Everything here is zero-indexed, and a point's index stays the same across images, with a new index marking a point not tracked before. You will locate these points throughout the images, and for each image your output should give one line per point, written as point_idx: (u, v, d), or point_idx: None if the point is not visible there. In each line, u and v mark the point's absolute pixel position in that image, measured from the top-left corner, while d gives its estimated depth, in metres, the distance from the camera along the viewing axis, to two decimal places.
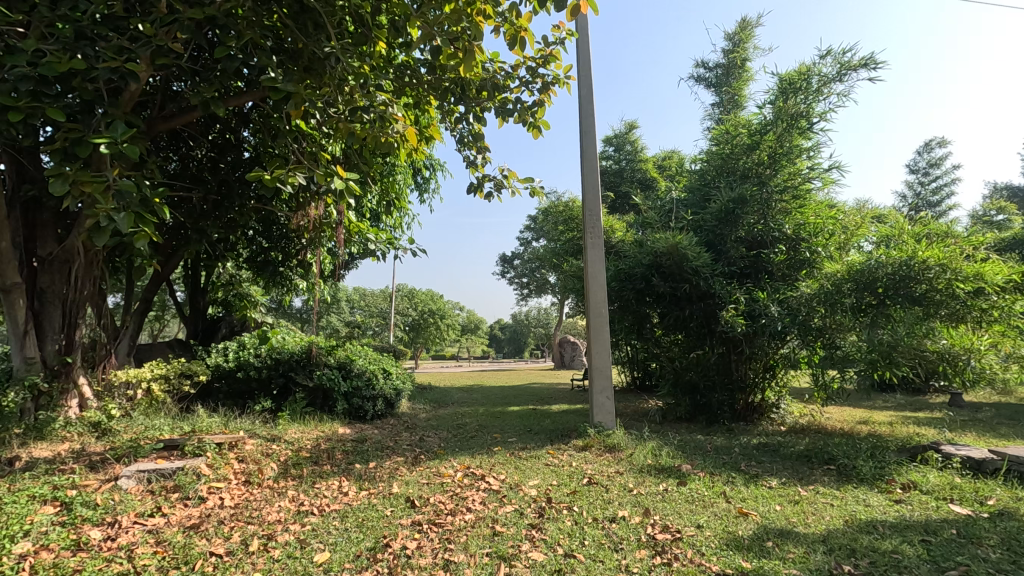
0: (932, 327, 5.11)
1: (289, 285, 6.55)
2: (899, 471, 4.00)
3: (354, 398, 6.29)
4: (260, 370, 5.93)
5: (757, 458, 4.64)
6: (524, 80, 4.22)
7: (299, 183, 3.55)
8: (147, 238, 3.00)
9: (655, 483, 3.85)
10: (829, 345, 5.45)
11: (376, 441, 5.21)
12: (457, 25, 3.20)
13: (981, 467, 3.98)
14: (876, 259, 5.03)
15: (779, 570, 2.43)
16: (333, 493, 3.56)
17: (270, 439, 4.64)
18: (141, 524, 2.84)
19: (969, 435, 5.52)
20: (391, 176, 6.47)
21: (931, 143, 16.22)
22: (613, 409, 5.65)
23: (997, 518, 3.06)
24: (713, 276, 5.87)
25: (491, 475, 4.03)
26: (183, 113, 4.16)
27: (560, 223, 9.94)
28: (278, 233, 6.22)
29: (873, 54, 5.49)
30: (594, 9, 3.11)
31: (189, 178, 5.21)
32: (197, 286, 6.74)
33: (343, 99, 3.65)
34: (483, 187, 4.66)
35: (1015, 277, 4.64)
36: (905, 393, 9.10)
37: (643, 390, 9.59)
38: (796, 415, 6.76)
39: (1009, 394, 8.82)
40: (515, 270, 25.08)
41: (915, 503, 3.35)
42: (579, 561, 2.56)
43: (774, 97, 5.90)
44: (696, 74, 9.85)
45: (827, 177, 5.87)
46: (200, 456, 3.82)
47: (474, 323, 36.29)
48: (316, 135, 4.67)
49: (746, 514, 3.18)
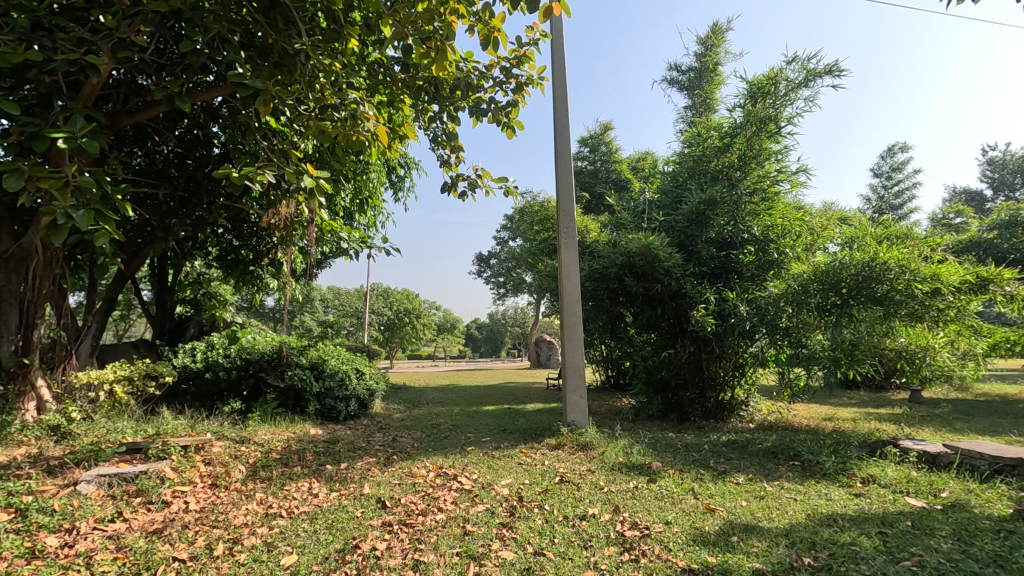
0: (892, 327, 5.30)
1: (260, 284, 6.42)
2: (859, 466, 4.13)
3: (327, 398, 6.22)
4: (229, 371, 5.82)
5: (725, 454, 4.75)
6: (498, 80, 4.21)
7: (268, 182, 3.46)
8: (108, 236, 2.91)
9: (626, 481, 3.90)
10: (795, 344, 5.59)
11: (349, 441, 5.19)
12: (430, 24, 3.17)
13: (935, 462, 4.12)
14: (841, 260, 5.17)
15: (743, 564, 2.50)
16: (303, 495, 3.52)
17: (240, 441, 4.57)
18: (101, 530, 2.77)
19: (926, 431, 5.72)
20: (364, 174, 6.43)
21: (894, 147, 16.77)
22: (586, 407, 5.69)
23: (950, 510, 3.19)
24: (684, 276, 5.96)
25: (464, 475, 4.02)
26: (148, 107, 4.03)
27: (536, 222, 9.98)
28: (248, 231, 5.99)
29: (837, 61, 5.66)
30: (568, 11, 3.12)
31: (155, 175, 5.07)
32: (163, 285, 6.56)
33: (313, 96, 3.61)
34: (457, 187, 4.63)
35: (970, 278, 4.83)
36: (869, 389, 9.43)
37: (617, 389, 9.63)
38: (764, 412, 6.92)
39: (967, 390, 9.16)
40: (490, 269, 25.01)
41: (873, 497, 3.47)
42: (548, 559, 2.59)
43: (744, 101, 6.03)
44: (668, 77, 10.00)
45: (795, 179, 6.01)
46: (164, 459, 3.74)
47: (450, 323, 36.14)
48: (288, 132, 4.59)
49: (713, 510, 3.25)
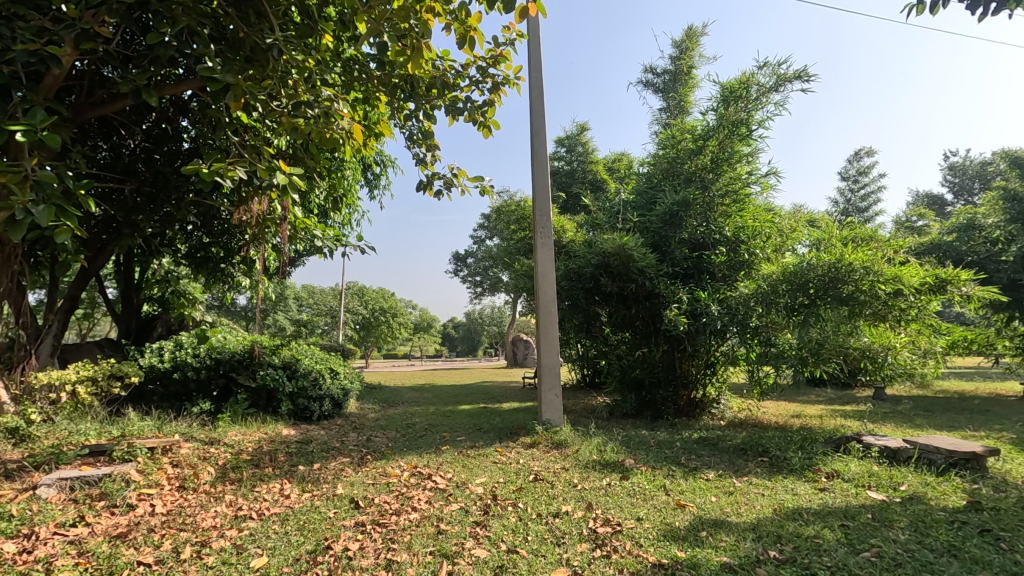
0: (857, 326, 5.46)
1: (232, 282, 6.30)
2: (824, 461, 4.26)
3: (300, 398, 6.14)
4: (198, 371, 5.69)
5: (697, 452, 4.84)
6: (474, 80, 4.20)
7: (240, 178, 3.34)
8: (70, 233, 2.81)
9: (599, 478, 3.95)
10: (764, 343, 5.72)
11: (323, 441, 5.14)
12: (405, 21, 3.13)
13: (896, 456, 4.28)
14: (808, 261, 5.30)
15: (711, 558, 2.55)
16: (274, 496, 3.47)
17: (209, 442, 4.48)
18: (61, 535, 2.69)
19: (888, 427, 5.94)
20: (338, 171, 6.36)
21: (861, 152, 17.27)
22: (561, 406, 5.72)
23: (908, 502, 3.31)
24: (658, 277, 6.06)
25: (438, 475, 4.00)
26: (113, 100, 3.91)
27: (513, 221, 9.98)
28: (219, 228, 5.84)
29: (806, 67, 5.81)
30: (544, 12, 3.13)
31: (121, 169, 4.94)
32: (130, 283, 6.29)
33: (286, 92, 3.56)
34: (432, 185, 4.60)
35: (929, 280, 5.02)
36: (835, 387, 9.72)
37: (592, 387, 9.73)
38: (735, 410, 7.07)
39: (926, 387, 9.51)
40: (467, 268, 24.97)
41: (837, 491, 3.58)
42: (521, 557, 2.61)
43: (717, 104, 6.12)
44: (643, 78, 10.11)
45: (765, 182, 6.16)
46: (129, 461, 3.65)
47: (426, 323, 35.91)
48: (260, 128, 4.50)
49: (684, 505, 3.31)
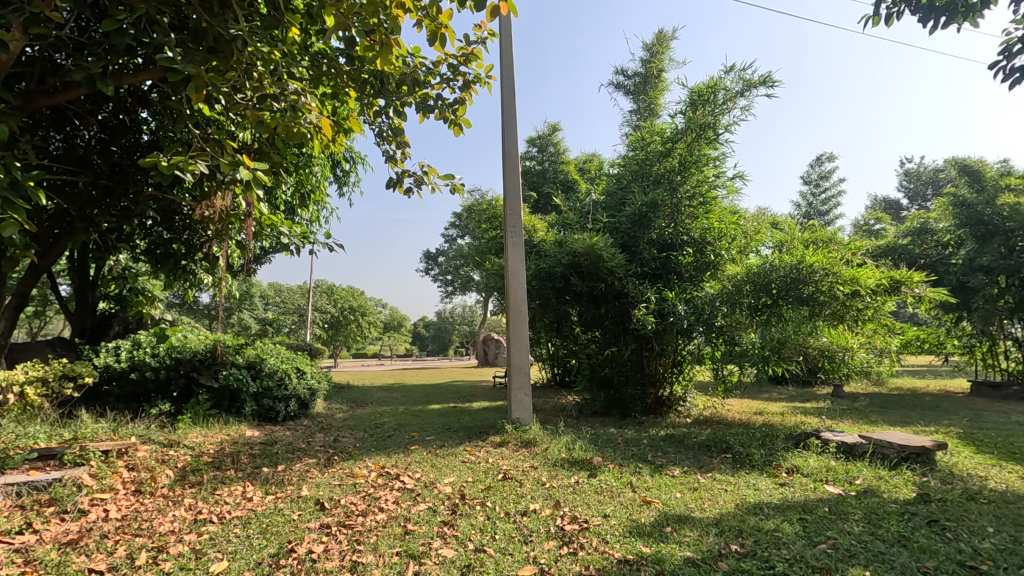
0: (817, 326, 5.61)
1: (193, 280, 6.09)
2: (784, 457, 4.38)
3: (265, 398, 6.01)
4: (157, 371, 5.51)
5: (662, 449, 4.92)
6: (445, 77, 4.16)
7: (201, 172, 3.21)
8: (16, 228, 2.67)
9: (568, 476, 3.99)
10: (729, 341, 5.86)
11: (288, 442, 5.02)
12: (374, 16, 3.06)
13: (852, 451, 4.42)
14: (771, 263, 5.43)
15: (675, 553, 2.60)
16: (236, 499, 3.39)
17: (167, 445, 4.34)
18: (7, 543, 2.57)
19: (844, 423, 6.16)
20: (306, 167, 6.24)
21: (822, 157, 17.86)
22: (531, 405, 5.74)
23: (862, 495, 3.44)
24: (626, 277, 6.15)
25: (406, 475, 3.97)
26: (66, 88, 3.73)
27: (484, 221, 9.98)
28: (180, 224, 5.61)
29: (771, 73, 5.95)
30: (515, 12, 3.11)
31: (75, 161, 4.73)
32: (85, 280, 6.06)
33: (251, 85, 3.46)
34: (402, 183, 4.49)
35: (884, 281, 5.21)
36: (797, 384, 10.04)
37: (562, 386, 9.82)
38: (700, 407, 7.22)
39: (882, 383, 9.91)
40: (439, 268, 24.83)
41: (797, 485, 3.70)
42: (488, 556, 2.60)
43: (685, 107, 6.21)
44: (614, 80, 10.21)
45: (731, 185, 6.31)
46: (81, 465, 3.52)
47: (397, 322, 35.72)
48: (223, 121, 4.36)
49: (649, 502, 3.36)
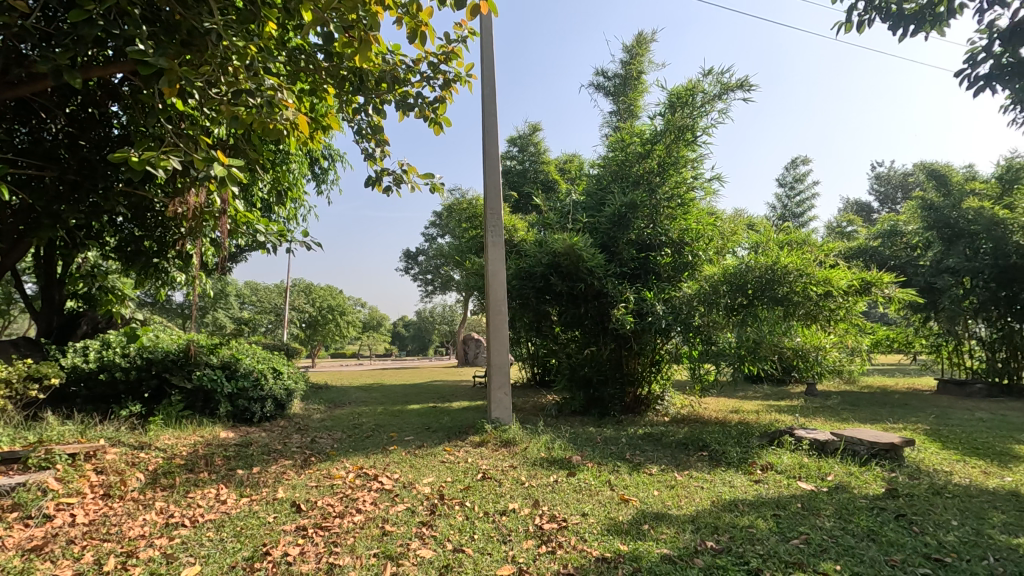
0: (791, 326, 5.72)
1: (166, 278, 5.95)
2: (759, 454, 4.46)
3: (239, 399, 5.91)
4: (128, 371, 5.37)
5: (641, 447, 4.97)
6: (425, 75, 4.12)
7: (174, 168, 3.12)
8: None
9: (547, 475, 4.00)
10: (706, 341, 5.93)
11: (263, 444, 4.93)
12: (353, 13, 3.00)
13: (824, 449, 4.50)
14: (746, 264, 5.51)
15: (652, 551, 2.62)
16: (209, 502, 3.32)
17: (138, 447, 4.24)
18: None
19: (817, 420, 6.29)
20: (283, 164, 6.15)
21: (796, 160, 18.23)
22: (510, 404, 5.74)
23: (834, 491, 3.52)
24: (606, 276, 6.19)
25: (384, 475, 3.95)
26: (31, 80, 3.60)
27: (464, 220, 9.95)
28: (152, 221, 5.47)
29: (747, 77, 6.05)
30: (496, 12, 3.09)
31: (42, 155, 4.58)
32: (52, 278, 5.88)
33: (226, 80, 3.38)
34: (382, 182, 4.40)
35: (856, 282, 5.33)
36: (771, 383, 10.23)
37: (542, 385, 9.85)
38: (678, 406, 7.30)
39: (853, 382, 10.16)
40: (419, 267, 24.70)
41: (771, 482, 3.77)
42: (467, 556, 2.60)
43: (664, 109, 6.27)
44: (594, 81, 10.28)
45: (708, 187, 6.40)
46: (47, 469, 3.41)
47: (376, 322, 35.44)
48: (197, 116, 4.26)
49: (627, 500, 3.39)
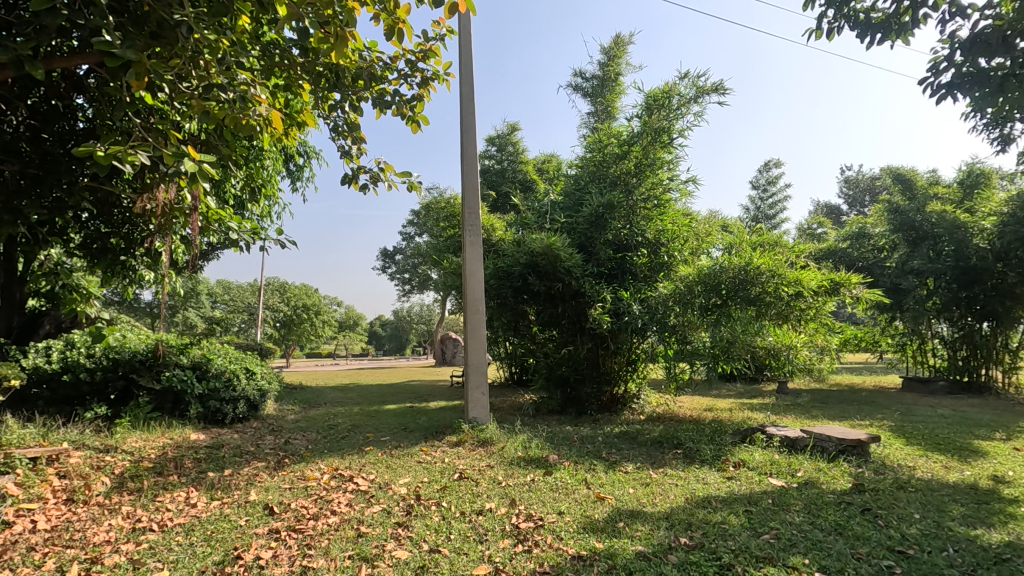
0: (763, 326, 5.83)
1: (134, 276, 5.79)
2: (732, 451, 4.55)
3: (211, 400, 5.79)
4: (93, 372, 5.21)
5: (617, 446, 5.02)
6: (403, 73, 4.08)
7: (142, 164, 3.03)
8: None
9: (523, 474, 4.00)
10: (681, 340, 6.02)
11: (236, 445, 4.83)
12: (328, 8, 2.96)
13: (794, 445, 4.61)
14: (720, 264, 5.61)
15: (626, 548, 2.65)
16: (178, 506, 3.25)
17: (104, 450, 4.12)
18: None
19: (788, 418, 6.44)
20: (257, 161, 6.03)
21: (769, 163, 18.60)
22: (487, 404, 5.74)
23: (803, 487, 3.61)
24: (583, 276, 6.23)
25: (360, 476, 3.92)
26: None
27: (442, 219, 9.91)
28: (120, 218, 5.31)
29: (722, 80, 6.15)
30: (474, 11, 3.08)
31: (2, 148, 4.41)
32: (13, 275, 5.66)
33: (197, 73, 3.29)
34: (358, 179, 4.36)
35: (825, 283, 5.46)
36: (744, 381, 10.43)
37: (520, 385, 9.87)
38: (653, 404, 7.40)
39: (822, 380, 10.42)
40: (397, 266, 24.50)
41: (742, 479, 3.85)
42: (443, 556, 2.59)
43: (641, 111, 6.34)
44: (572, 82, 10.33)
45: (684, 189, 6.49)
46: (6, 474, 3.29)
47: (352, 321, 35.06)
48: (167, 110, 4.15)
49: (603, 498, 3.42)
